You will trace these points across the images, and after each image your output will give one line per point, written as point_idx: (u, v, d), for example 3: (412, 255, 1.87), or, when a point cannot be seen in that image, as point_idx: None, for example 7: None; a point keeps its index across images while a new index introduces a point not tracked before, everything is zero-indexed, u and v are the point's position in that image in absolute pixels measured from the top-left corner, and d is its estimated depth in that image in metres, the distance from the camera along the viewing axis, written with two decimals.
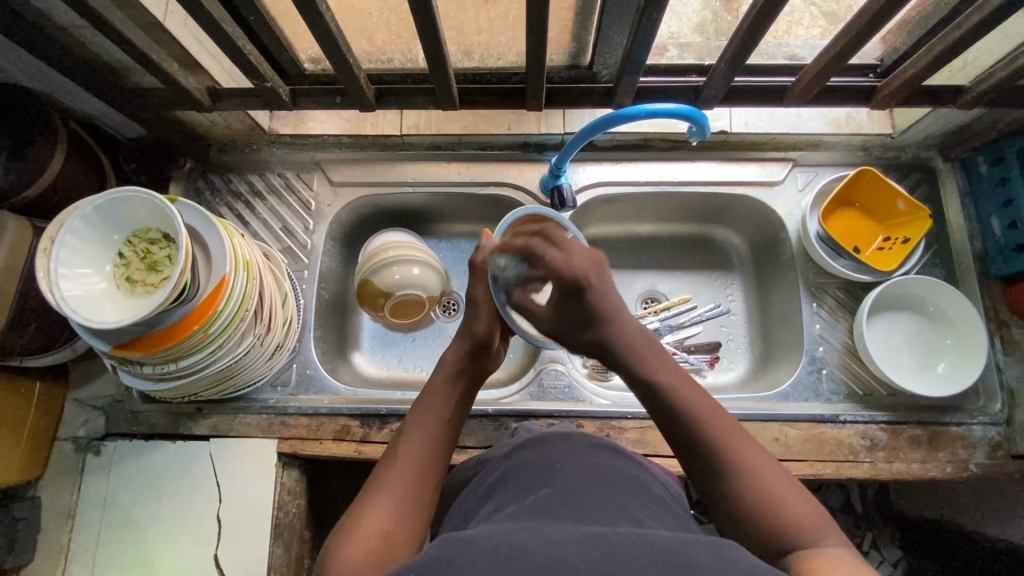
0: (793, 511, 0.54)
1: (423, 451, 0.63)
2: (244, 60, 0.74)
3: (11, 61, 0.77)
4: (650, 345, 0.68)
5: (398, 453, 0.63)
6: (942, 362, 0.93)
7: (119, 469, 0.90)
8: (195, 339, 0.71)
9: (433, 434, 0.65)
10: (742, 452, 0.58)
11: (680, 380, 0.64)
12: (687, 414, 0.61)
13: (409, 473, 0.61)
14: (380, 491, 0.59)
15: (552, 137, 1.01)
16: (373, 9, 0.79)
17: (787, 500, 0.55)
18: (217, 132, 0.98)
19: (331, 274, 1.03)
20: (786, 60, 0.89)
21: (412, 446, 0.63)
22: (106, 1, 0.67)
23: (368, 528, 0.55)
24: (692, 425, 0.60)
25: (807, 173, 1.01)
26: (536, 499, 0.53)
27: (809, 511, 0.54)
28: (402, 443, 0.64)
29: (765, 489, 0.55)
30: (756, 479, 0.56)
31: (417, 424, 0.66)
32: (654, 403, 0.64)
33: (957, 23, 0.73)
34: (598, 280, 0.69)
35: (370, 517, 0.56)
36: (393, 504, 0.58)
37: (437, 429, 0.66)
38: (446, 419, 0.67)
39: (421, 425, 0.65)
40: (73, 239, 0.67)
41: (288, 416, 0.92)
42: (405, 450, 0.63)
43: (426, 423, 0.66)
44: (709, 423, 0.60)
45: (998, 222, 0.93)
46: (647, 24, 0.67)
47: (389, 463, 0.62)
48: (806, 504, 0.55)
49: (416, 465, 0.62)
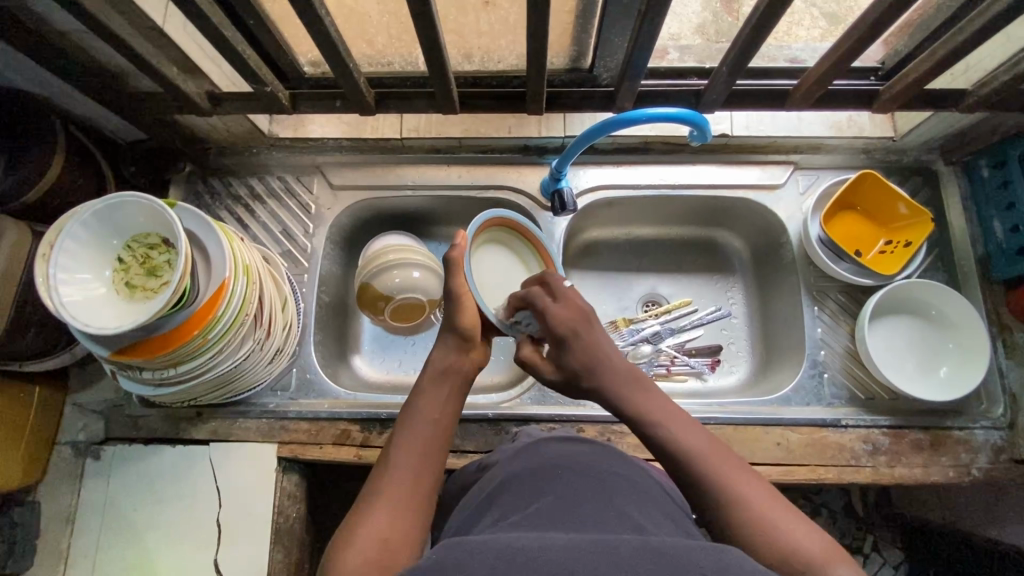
0: (793, 536, 0.54)
1: (418, 456, 0.62)
2: (244, 64, 0.74)
3: (10, 65, 0.77)
4: (638, 381, 0.67)
5: (392, 460, 0.62)
6: (944, 367, 0.93)
7: (118, 474, 0.90)
8: (195, 344, 0.71)
9: (429, 437, 0.64)
10: (739, 479, 0.58)
11: (672, 416, 0.63)
12: (682, 447, 0.60)
13: (405, 480, 0.60)
14: (376, 499, 0.58)
15: (553, 140, 1.01)
16: (372, 13, 0.78)
17: (787, 522, 0.55)
18: (216, 135, 0.98)
19: (331, 277, 1.02)
20: (787, 63, 0.89)
21: (407, 451, 0.62)
22: (105, 6, 0.66)
23: (365, 537, 0.54)
24: (687, 458, 0.60)
25: (808, 177, 1.01)
26: (538, 507, 0.53)
27: (808, 536, 0.54)
28: (396, 449, 0.63)
29: (763, 513, 0.55)
30: (754, 503, 0.56)
31: (410, 429, 0.65)
32: (648, 437, 0.63)
33: (959, 27, 0.72)
34: (585, 332, 0.68)
35: (367, 526, 0.55)
36: (390, 512, 0.57)
37: (431, 433, 0.64)
38: (440, 422, 0.66)
39: (414, 431, 0.64)
40: (72, 244, 0.67)
41: (288, 421, 0.92)
42: (400, 457, 0.62)
43: (420, 428, 0.65)
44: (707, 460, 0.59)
45: (1000, 226, 0.93)
46: (647, 28, 0.67)
47: (384, 470, 0.61)
48: (808, 529, 0.54)
49: (412, 471, 0.61)
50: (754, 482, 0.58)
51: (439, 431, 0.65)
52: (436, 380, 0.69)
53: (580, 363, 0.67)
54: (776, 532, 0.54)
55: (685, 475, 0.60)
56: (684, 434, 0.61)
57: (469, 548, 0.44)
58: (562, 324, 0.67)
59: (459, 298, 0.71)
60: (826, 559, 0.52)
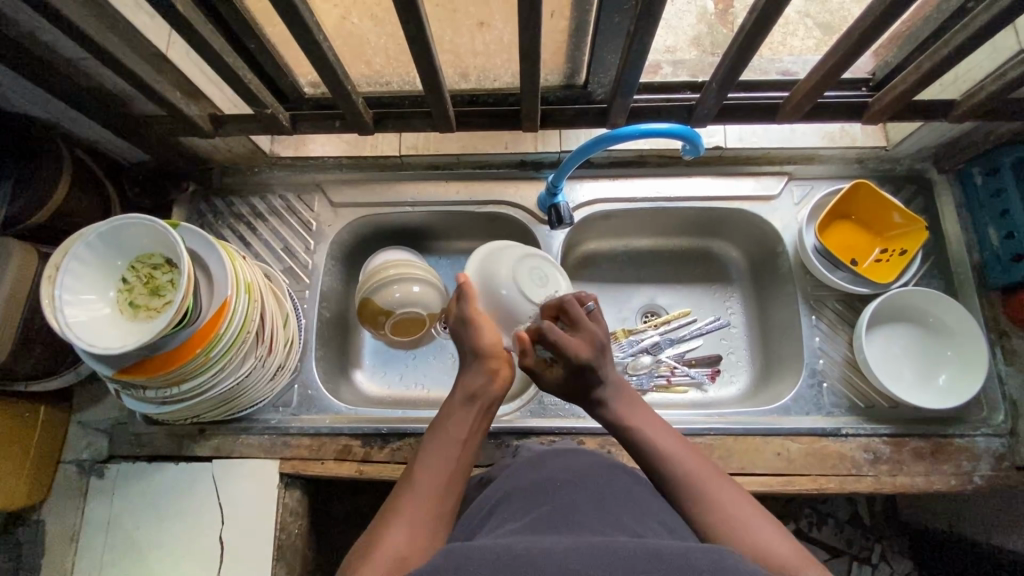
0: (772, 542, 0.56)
1: (443, 474, 0.63)
2: (246, 88, 0.75)
3: (15, 91, 0.79)
4: (632, 404, 0.72)
5: (417, 477, 0.62)
6: (943, 375, 0.93)
7: (122, 492, 0.91)
8: (198, 362, 0.72)
9: (447, 458, 0.64)
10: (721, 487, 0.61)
11: (656, 434, 0.68)
12: (669, 468, 0.64)
13: (427, 491, 0.61)
14: (397, 515, 0.58)
15: (549, 155, 1.02)
16: (371, 37, 0.80)
17: (768, 533, 0.57)
18: (218, 156, 1.00)
19: (332, 292, 1.04)
20: (779, 75, 0.90)
21: (432, 470, 0.63)
22: (110, 36, 0.69)
23: (383, 549, 0.54)
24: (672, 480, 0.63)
25: (802, 187, 1.02)
26: (534, 515, 0.54)
27: (786, 549, 0.55)
28: (419, 468, 0.63)
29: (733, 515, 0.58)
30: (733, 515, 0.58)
31: (430, 452, 0.65)
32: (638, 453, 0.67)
33: (943, 40, 0.74)
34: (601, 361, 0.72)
35: (389, 535, 0.56)
36: (411, 522, 0.57)
37: (452, 451, 0.65)
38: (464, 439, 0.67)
39: (437, 449, 0.65)
40: (77, 265, 0.68)
41: (290, 437, 0.92)
42: (423, 476, 0.62)
43: (440, 448, 0.65)
44: (685, 470, 0.63)
45: (995, 233, 0.93)
46: (637, 46, 0.68)
47: (407, 488, 0.61)
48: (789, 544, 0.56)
49: (434, 486, 0.61)
50: (736, 496, 0.60)
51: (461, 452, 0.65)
52: (464, 404, 0.69)
53: (583, 383, 0.72)
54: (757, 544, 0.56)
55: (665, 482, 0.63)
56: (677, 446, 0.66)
57: (467, 552, 0.45)
58: (578, 358, 0.70)
59: (473, 323, 0.75)
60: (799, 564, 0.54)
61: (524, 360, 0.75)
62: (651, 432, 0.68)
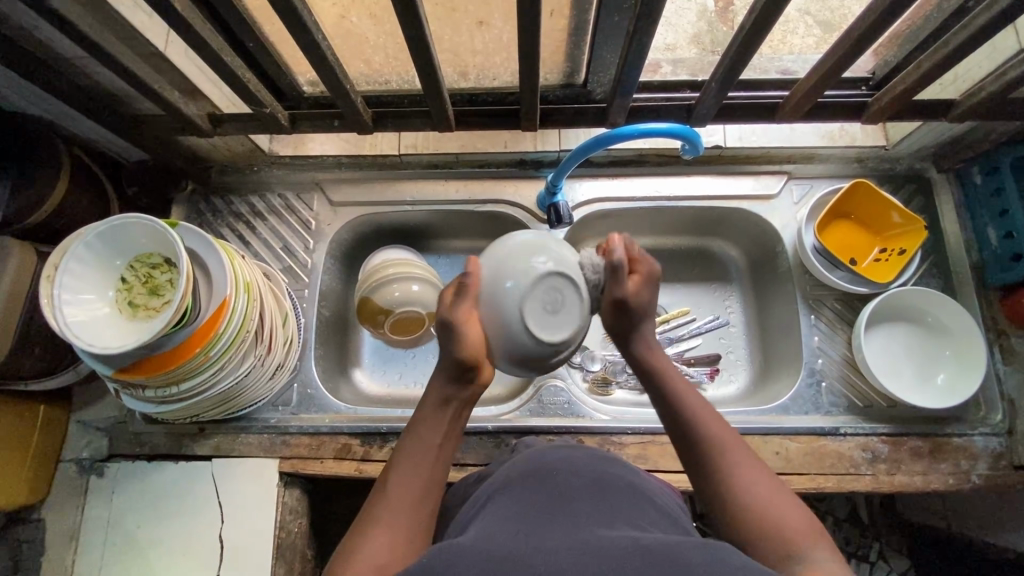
0: (778, 513, 0.56)
1: (418, 482, 0.61)
2: (245, 87, 0.76)
3: (12, 89, 0.78)
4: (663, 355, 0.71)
5: (392, 485, 0.61)
6: (942, 374, 0.93)
7: (121, 492, 0.91)
8: (197, 362, 0.72)
9: (423, 467, 0.62)
10: (741, 470, 0.60)
11: (686, 388, 0.67)
12: (693, 428, 0.64)
13: (401, 503, 0.59)
14: (372, 527, 0.57)
15: (548, 154, 1.02)
16: (371, 35, 0.79)
17: (778, 506, 0.56)
18: (217, 154, 0.99)
19: (331, 291, 1.03)
20: (778, 74, 0.90)
21: (407, 478, 0.61)
22: (108, 35, 0.69)
23: (360, 565, 0.54)
24: (693, 437, 0.64)
25: (802, 186, 1.02)
26: (531, 503, 0.54)
27: (797, 523, 0.55)
28: (395, 477, 0.62)
29: (753, 499, 0.57)
30: (746, 482, 0.59)
31: (404, 460, 0.63)
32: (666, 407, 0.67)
33: (943, 40, 0.74)
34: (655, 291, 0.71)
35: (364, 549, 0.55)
36: (385, 534, 0.57)
37: (427, 457, 0.63)
38: (439, 447, 0.64)
39: (410, 454, 0.63)
40: (76, 265, 0.68)
41: (289, 435, 0.92)
42: (399, 487, 0.61)
43: (415, 456, 0.63)
44: (708, 431, 0.63)
45: (994, 233, 0.93)
46: (637, 45, 0.68)
47: (382, 497, 0.60)
48: (801, 518, 0.55)
49: (409, 492, 0.60)
50: (753, 466, 0.60)
51: (435, 459, 0.63)
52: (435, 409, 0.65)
53: (650, 301, 0.69)
54: (762, 515, 0.56)
55: (684, 444, 0.64)
56: (704, 420, 0.64)
57: (456, 549, 0.46)
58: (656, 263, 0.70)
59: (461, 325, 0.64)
60: (805, 539, 0.54)
61: (615, 258, 0.66)
62: (677, 402, 0.66)
